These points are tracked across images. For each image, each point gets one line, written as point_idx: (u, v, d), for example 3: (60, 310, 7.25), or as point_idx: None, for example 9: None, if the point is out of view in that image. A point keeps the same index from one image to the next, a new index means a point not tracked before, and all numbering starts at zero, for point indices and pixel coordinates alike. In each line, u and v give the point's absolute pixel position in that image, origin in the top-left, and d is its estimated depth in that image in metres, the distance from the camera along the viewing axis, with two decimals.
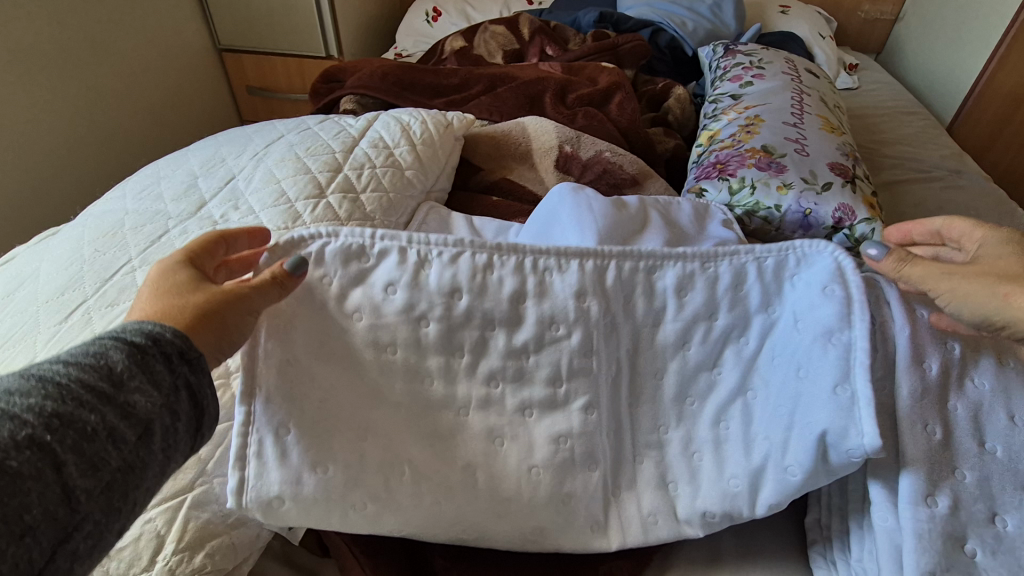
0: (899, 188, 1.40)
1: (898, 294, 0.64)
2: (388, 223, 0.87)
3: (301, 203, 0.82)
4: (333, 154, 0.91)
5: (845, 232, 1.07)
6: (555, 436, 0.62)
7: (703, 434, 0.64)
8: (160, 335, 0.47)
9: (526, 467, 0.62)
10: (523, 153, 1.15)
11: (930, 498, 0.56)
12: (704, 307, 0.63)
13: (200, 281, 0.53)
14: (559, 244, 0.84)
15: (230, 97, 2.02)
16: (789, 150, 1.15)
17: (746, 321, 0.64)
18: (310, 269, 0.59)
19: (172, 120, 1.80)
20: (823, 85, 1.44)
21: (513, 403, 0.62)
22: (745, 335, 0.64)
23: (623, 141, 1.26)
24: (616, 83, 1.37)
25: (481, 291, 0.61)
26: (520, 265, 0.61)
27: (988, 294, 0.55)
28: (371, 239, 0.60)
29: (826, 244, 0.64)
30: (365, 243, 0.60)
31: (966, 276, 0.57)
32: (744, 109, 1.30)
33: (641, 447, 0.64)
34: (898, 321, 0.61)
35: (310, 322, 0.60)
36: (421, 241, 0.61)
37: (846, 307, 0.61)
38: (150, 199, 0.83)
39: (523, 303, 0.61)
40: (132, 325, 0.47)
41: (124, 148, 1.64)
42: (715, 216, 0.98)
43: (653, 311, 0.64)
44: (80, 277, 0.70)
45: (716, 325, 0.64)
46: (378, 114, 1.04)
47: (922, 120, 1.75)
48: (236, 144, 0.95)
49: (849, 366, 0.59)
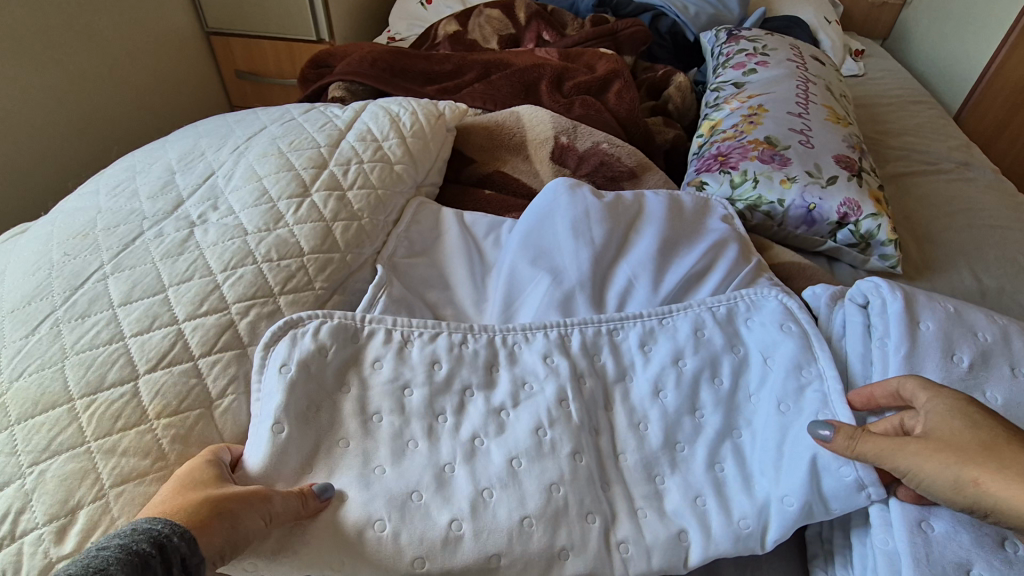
0: (905, 181, 1.36)
1: (900, 309, 0.64)
2: (376, 222, 0.83)
3: (284, 202, 0.78)
4: (317, 148, 0.87)
5: (850, 228, 1.04)
6: (547, 485, 0.58)
7: (701, 477, 0.62)
8: (167, 539, 0.45)
9: (518, 519, 0.56)
10: (518, 145, 1.11)
11: (924, 523, 0.55)
12: (673, 351, 0.69)
13: (224, 479, 0.54)
14: (552, 245, 0.81)
15: (218, 82, 1.96)
16: (794, 142, 1.11)
17: (714, 362, 0.68)
18: (307, 341, 0.63)
19: (158, 106, 1.74)
20: (830, 72, 1.40)
21: (501, 454, 0.60)
22: (718, 375, 0.67)
23: (622, 132, 1.22)
24: (615, 70, 1.32)
25: (459, 360, 0.66)
26: (491, 340, 0.69)
27: (953, 479, 0.48)
28: (362, 321, 0.67)
29: (768, 290, 0.75)
30: (357, 324, 0.66)
31: (922, 455, 0.50)
32: (747, 98, 1.25)
33: (635, 482, 0.62)
34: (895, 340, 0.62)
35: (305, 384, 0.61)
36: (404, 324, 0.68)
37: (804, 341, 0.68)
38: (125, 196, 0.79)
39: (496, 370, 0.67)
40: (142, 525, 0.46)
41: (107, 136, 1.59)
42: (716, 210, 0.95)
43: (621, 368, 0.68)
44: (47, 284, 0.67)
45: (686, 369, 0.67)
46: (366, 103, 1.00)
47: (930, 109, 1.70)
48: (216, 137, 0.91)
49: (824, 396, 0.63)
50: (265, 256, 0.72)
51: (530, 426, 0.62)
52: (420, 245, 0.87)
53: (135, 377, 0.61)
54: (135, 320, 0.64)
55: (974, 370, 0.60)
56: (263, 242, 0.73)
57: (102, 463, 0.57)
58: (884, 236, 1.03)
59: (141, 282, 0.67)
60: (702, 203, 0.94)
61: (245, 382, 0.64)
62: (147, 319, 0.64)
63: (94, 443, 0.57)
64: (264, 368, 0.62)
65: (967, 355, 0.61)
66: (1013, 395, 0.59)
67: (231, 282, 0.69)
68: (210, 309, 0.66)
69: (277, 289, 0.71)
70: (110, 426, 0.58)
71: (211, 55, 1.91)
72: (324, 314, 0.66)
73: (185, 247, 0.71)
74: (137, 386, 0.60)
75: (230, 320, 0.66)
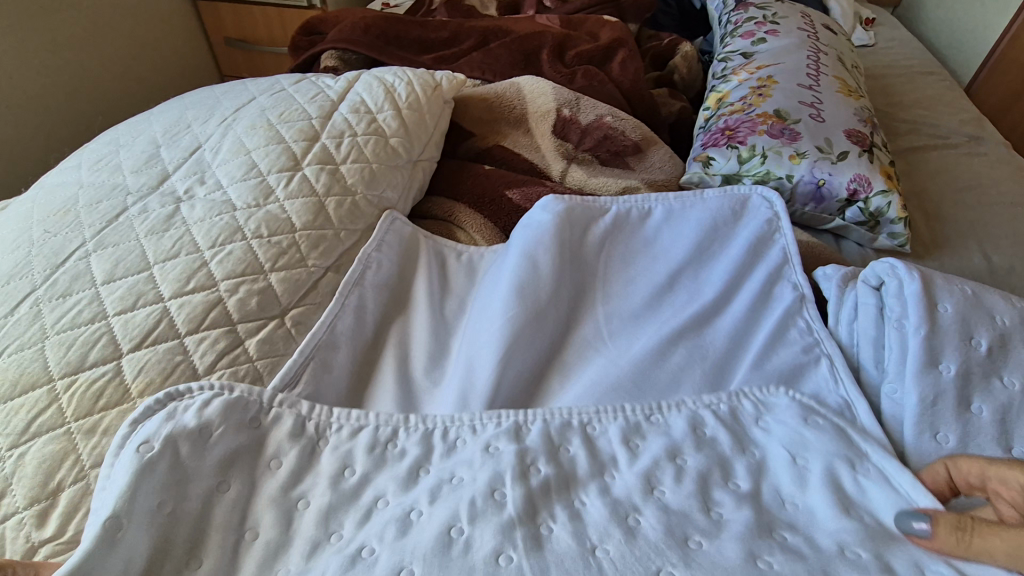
0: (915, 156, 1.33)
1: (919, 289, 0.61)
2: (371, 198, 0.80)
3: (274, 176, 0.75)
4: (309, 120, 0.83)
5: (859, 205, 1.01)
6: None
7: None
8: None
9: None
10: (518, 117, 1.07)
11: None
12: (663, 450, 0.58)
13: None
14: (489, 300, 0.72)
15: (207, 50, 1.89)
16: (804, 115, 1.08)
17: (719, 463, 0.57)
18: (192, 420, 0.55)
19: (144, 75, 1.68)
20: (841, 42, 1.35)
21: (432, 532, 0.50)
22: (732, 478, 0.56)
23: (626, 104, 1.17)
24: (619, 39, 1.27)
25: (380, 460, 0.57)
26: (428, 432, 0.59)
27: None
28: (269, 403, 0.59)
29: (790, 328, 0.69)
30: (263, 403, 0.59)
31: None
32: (756, 68, 1.21)
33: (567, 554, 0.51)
34: (915, 322, 0.59)
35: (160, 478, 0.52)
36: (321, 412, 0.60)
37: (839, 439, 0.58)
38: (107, 170, 0.76)
39: (423, 470, 0.57)
40: None
41: (92, 106, 1.53)
42: (753, 215, 0.77)
43: (593, 468, 0.57)
44: (27, 263, 0.64)
45: (687, 464, 0.56)
46: (359, 73, 0.95)
47: (941, 81, 1.66)
48: (203, 108, 0.87)
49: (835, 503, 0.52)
50: (255, 233, 0.69)
51: (440, 526, 0.50)
52: (387, 277, 0.77)
53: (119, 356, 0.58)
54: (118, 299, 0.61)
55: (992, 354, 0.57)
56: (252, 218, 0.70)
57: (83, 443, 0.55)
58: (893, 214, 1.00)
59: (125, 260, 0.64)
60: (734, 203, 0.78)
61: (234, 362, 0.62)
62: (131, 298, 0.62)
63: (73, 424, 0.55)
64: (121, 445, 0.53)
65: (985, 338, 0.58)
66: None
67: (219, 259, 0.66)
68: (198, 288, 0.64)
69: (268, 267, 0.68)
70: (92, 405, 0.56)
71: (199, 22, 1.83)
72: (219, 388, 0.58)
73: (170, 223, 0.68)
74: (120, 365, 0.58)
75: (219, 298, 0.64)
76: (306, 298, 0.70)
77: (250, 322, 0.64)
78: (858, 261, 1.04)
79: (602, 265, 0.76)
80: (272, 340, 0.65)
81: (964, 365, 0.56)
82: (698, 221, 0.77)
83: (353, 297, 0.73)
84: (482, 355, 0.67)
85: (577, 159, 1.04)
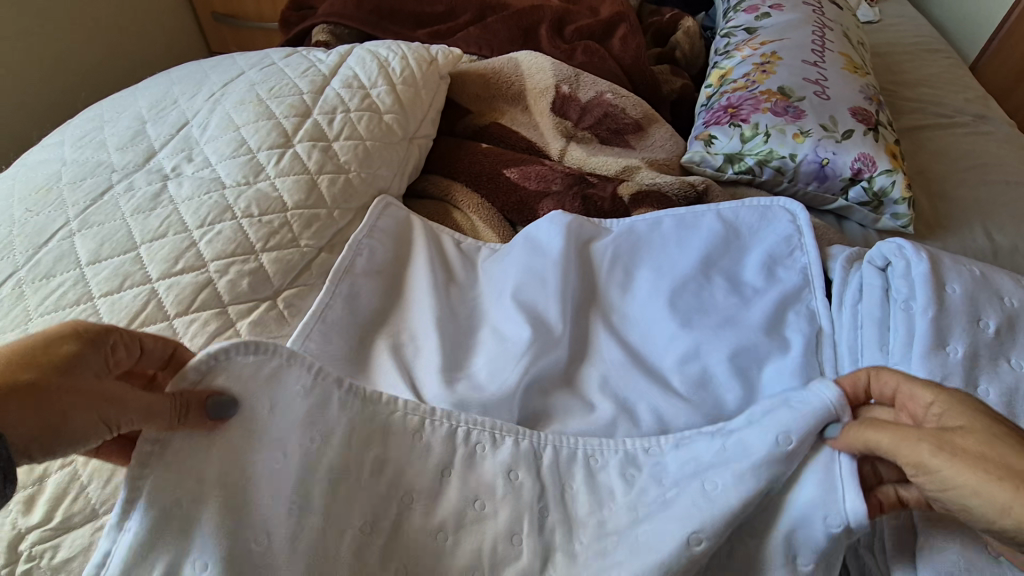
0: (918, 135, 1.31)
1: (928, 270, 0.60)
2: (365, 177, 0.78)
3: (265, 153, 0.73)
4: (300, 96, 0.80)
5: (863, 184, 0.99)
6: None
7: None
8: None
9: None
10: (515, 94, 1.04)
11: None
12: (650, 481, 0.59)
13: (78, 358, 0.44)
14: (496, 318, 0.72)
15: (194, 25, 1.83)
16: (809, 93, 1.05)
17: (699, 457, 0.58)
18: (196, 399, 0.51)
19: (130, 50, 1.63)
20: (847, 18, 1.31)
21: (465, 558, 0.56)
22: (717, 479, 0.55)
23: (626, 81, 1.15)
24: (619, 13, 1.23)
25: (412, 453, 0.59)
26: (452, 434, 0.61)
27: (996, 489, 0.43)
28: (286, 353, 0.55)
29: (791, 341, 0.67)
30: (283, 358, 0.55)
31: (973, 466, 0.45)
32: (760, 44, 1.18)
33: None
34: (921, 304, 0.58)
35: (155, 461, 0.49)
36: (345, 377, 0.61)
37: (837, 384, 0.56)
38: (91, 147, 0.73)
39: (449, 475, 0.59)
40: None
41: (76, 82, 1.49)
42: (761, 244, 0.77)
43: (596, 500, 0.59)
44: (9, 243, 0.62)
45: (671, 497, 0.56)
46: (352, 47, 0.92)
47: (947, 58, 1.62)
48: (190, 83, 0.84)
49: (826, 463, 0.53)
50: (245, 212, 0.67)
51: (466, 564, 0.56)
52: (382, 261, 0.76)
53: None
54: (104, 281, 0.60)
55: (1000, 336, 0.56)
56: (242, 196, 0.68)
57: None
58: (898, 194, 0.98)
59: (111, 239, 0.62)
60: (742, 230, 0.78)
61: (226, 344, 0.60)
62: (117, 279, 0.60)
63: None
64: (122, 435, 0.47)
65: (993, 320, 0.57)
66: None
67: (208, 239, 0.64)
68: (187, 268, 0.62)
69: (259, 247, 0.66)
70: None
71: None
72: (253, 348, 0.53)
73: (157, 202, 0.66)
74: None
75: (209, 279, 0.62)
76: (299, 279, 0.68)
77: (241, 304, 0.63)
78: (860, 243, 1.02)
79: (603, 276, 0.76)
80: (265, 322, 0.64)
81: (972, 348, 0.55)
82: (710, 231, 0.78)
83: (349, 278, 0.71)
84: (506, 362, 0.66)
85: (576, 137, 1.02)
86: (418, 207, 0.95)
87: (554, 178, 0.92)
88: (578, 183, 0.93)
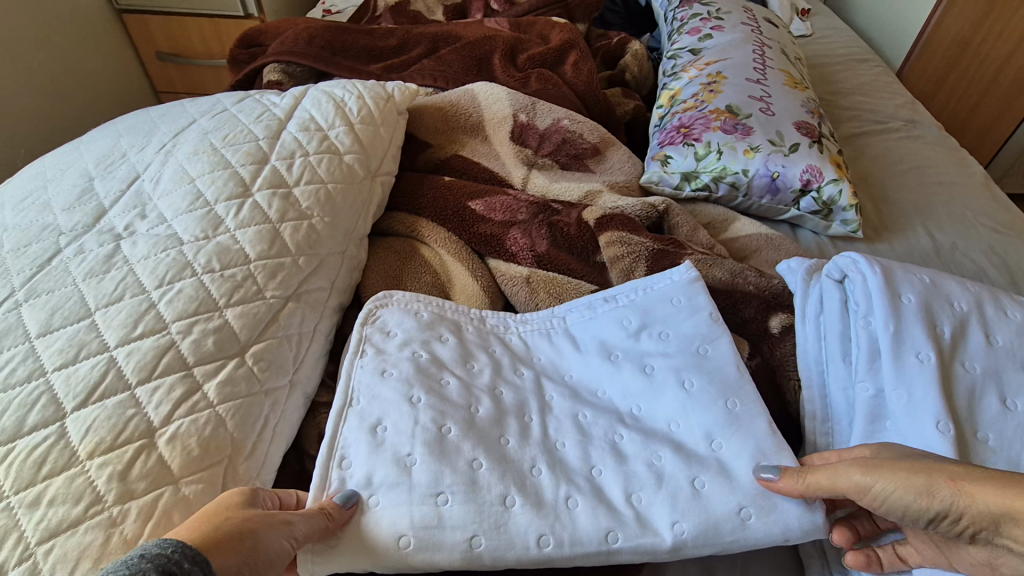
0: (857, 141, 1.34)
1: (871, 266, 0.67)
2: (328, 221, 0.74)
3: (222, 205, 0.70)
4: (255, 143, 0.78)
5: (812, 195, 1.03)
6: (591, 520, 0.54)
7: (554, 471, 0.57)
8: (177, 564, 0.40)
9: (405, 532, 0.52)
10: (474, 125, 1.02)
11: None
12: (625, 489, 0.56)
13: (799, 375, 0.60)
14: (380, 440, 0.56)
15: (139, 64, 1.67)
16: (755, 110, 1.08)
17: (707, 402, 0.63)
18: (215, 325, 0.60)
19: (84, 98, 1.51)
20: (783, 36, 1.36)
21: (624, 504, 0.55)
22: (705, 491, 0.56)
23: (581, 106, 1.15)
24: (569, 41, 1.25)
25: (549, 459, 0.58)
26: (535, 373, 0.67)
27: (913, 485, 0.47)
28: (319, 216, 0.74)
29: (867, 303, 0.64)
30: (313, 217, 0.73)
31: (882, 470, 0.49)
32: (705, 65, 1.21)
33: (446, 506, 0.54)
34: (876, 286, 0.64)
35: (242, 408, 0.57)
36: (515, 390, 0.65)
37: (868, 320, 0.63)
38: (34, 210, 0.69)
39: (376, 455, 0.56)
40: (152, 550, 0.40)
41: (35, 137, 1.39)
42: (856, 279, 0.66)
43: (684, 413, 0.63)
44: None
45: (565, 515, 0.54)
46: (306, 88, 0.91)
47: (877, 67, 1.62)
48: (139, 133, 0.80)
49: (868, 317, 0.63)
50: (206, 267, 0.63)
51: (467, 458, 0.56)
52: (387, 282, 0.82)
53: (62, 416, 0.52)
54: (57, 352, 0.55)
55: (954, 338, 0.62)
56: (202, 251, 0.65)
57: (26, 518, 0.48)
58: (844, 202, 1.02)
59: (62, 307, 0.58)
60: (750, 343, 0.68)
61: (193, 409, 0.55)
62: (72, 349, 0.55)
63: (14, 497, 0.48)
64: (210, 373, 0.57)
65: (948, 326, 0.62)
66: (988, 361, 0.60)
67: (168, 298, 0.60)
68: (147, 331, 0.57)
69: (223, 303, 0.62)
70: (33, 473, 0.49)
71: (125, 30, 1.60)
72: (296, 222, 0.71)
73: (111, 263, 0.62)
74: (64, 426, 0.51)
75: (171, 340, 0.57)
76: (266, 334, 0.62)
77: (207, 364, 0.58)
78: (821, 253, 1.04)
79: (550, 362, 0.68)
80: (234, 379, 0.58)
81: (938, 349, 0.60)
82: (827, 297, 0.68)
83: (314, 341, 0.68)
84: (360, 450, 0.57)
85: (538, 164, 1.00)
86: (361, 279, 0.82)
87: (519, 208, 0.88)
88: (544, 211, 0.88)
